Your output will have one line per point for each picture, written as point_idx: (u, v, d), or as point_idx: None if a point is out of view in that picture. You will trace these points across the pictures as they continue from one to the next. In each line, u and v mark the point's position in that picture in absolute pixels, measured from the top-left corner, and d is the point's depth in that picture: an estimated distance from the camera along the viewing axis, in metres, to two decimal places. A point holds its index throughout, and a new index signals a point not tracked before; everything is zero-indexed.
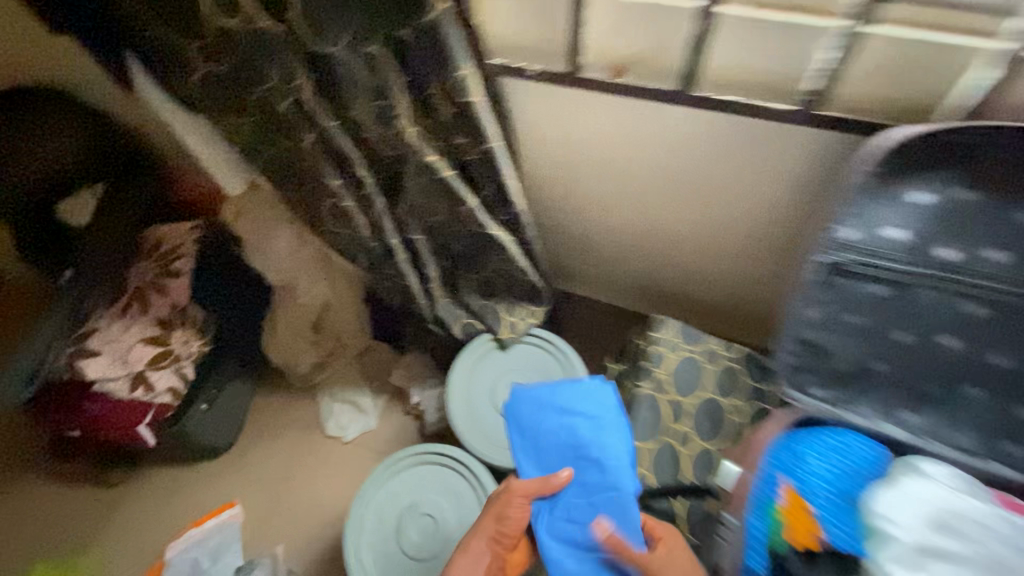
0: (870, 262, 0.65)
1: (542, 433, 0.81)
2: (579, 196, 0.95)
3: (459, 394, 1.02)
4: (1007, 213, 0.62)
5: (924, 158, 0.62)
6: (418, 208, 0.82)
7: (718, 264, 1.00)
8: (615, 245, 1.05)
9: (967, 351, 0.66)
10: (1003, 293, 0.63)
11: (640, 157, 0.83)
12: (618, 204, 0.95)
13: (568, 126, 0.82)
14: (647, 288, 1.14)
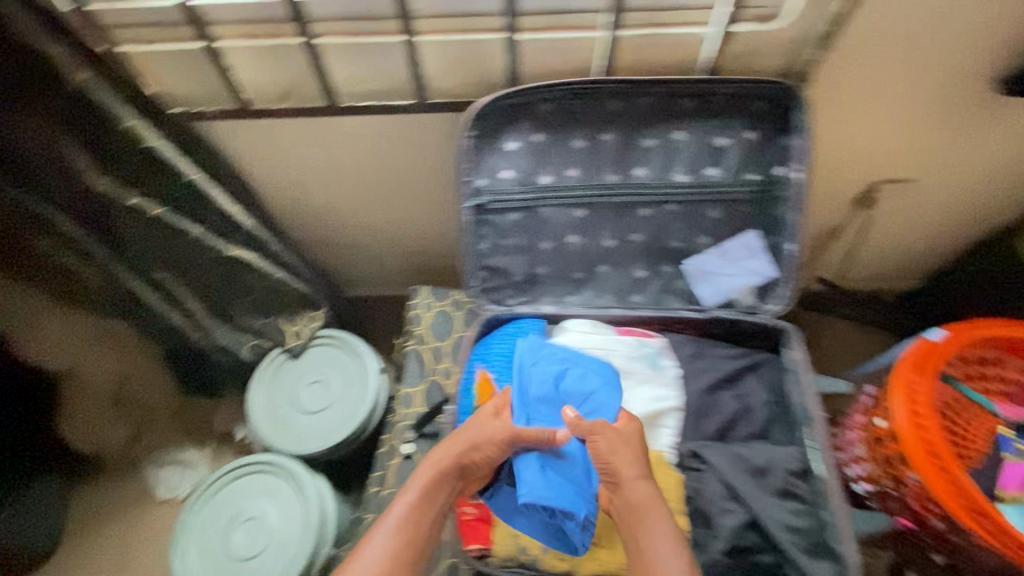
0: (500, 199, 0.90)
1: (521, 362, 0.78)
2: (314, 209, 1.10)
3: (262, 405, 1.11)
4: (568, 143, 0.88)
5: (506, 118, 0.87)
6: (148, 249, 0.91)
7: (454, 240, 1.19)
8: (363, 237, 1.18)
9: (584, 241, 0.94)
10: (588, 197, 0.91)
11: (323, 156, 0.98)
12: (341, 202, 1.09)
13: (269, 151, 0.98)
14: (414, 270, 1.29)
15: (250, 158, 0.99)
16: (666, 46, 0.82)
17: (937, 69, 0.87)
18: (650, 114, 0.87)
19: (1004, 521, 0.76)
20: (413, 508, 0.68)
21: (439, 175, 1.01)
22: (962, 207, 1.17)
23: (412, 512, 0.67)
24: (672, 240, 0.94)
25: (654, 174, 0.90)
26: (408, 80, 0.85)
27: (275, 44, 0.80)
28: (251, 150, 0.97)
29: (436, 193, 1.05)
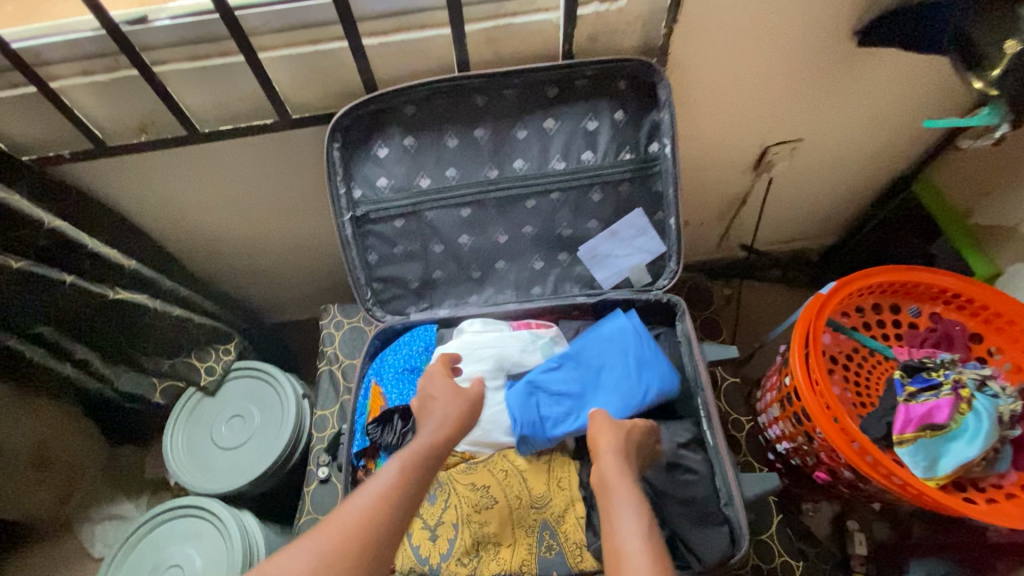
0: (378, 208, 0.89)
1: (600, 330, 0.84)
2: (208, 239, 1.08)
3: (180, 451, 1.08)
4: (440, 144, 0.87)
5: (372, 126, 0.85)
6: (21, 304, 0.88)
7: None
8: (265, 260, 1.15)
9: (474, 239, 0.93)
10: (469, 196, 0.90)
11: (200, 185, 0.96)
12: (234, 228, 1.06)
13: (144, 187, 0.94)
14: (330, 287, 1.26)
15: (124, 196, 0.96)
16: (519, 37, 0.81)
17: (792, 28, 0.88)
18: (519, 106, 0.86)
19: (891, 465, 0.77)
20: (405, 475, 0.59)
21: (324, 190, 1.00)
22: (856, 158, 1.19)
23: (384, 502, 0.55)
24: (563, 227, 0.93)
25: (532, 165, 0.89)
26: (265, 98, 0.82)
27: (112, 78, 0.77)
28: (122, 189, 0.94)
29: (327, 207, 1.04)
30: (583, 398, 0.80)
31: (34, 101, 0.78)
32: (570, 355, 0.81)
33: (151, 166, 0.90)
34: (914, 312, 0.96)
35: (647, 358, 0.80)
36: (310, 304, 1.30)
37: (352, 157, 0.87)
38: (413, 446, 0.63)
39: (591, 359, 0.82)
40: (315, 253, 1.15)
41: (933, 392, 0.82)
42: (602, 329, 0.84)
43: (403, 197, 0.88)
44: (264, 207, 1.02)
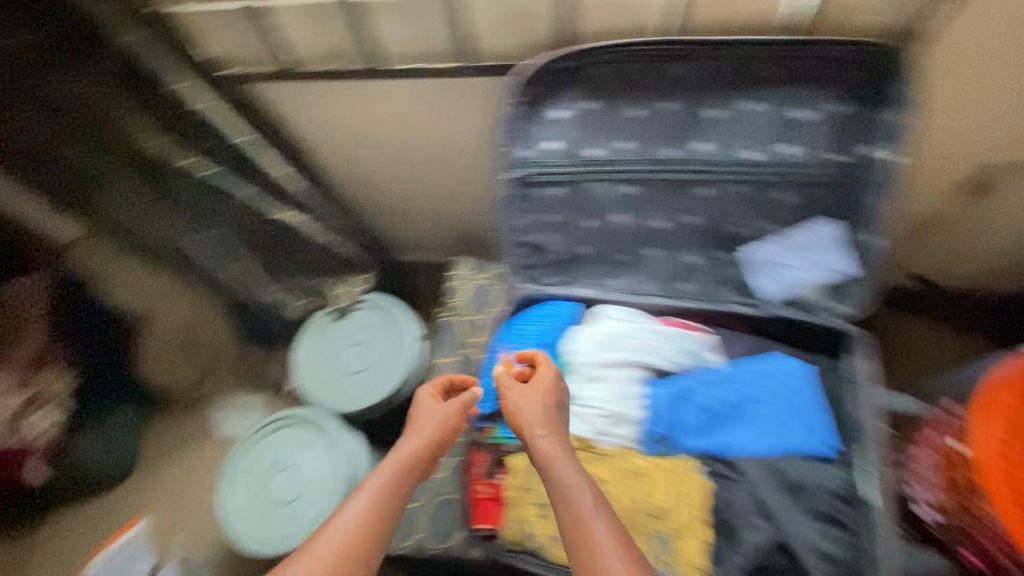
0: (541, 172, 0.85)
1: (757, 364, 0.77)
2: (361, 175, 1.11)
3: (304, 366, 1.16)
4: (619, 113, 0.81)
5: (553, 83, 0.80)
6: (200, 204, 0.97)
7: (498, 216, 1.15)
8: (405, 199, 1.17)
9: (631, 219, 0.87)
10: (639, 172, 0.83)
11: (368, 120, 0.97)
12: (388, 167, 1.08)
13: (318, 114, 0.98)
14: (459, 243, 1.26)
15: (300, 120, 1.00)
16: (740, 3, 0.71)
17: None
18: (719, 82, 0.77)
19: None
20: (376, 503, 0.69)
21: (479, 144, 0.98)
22: None
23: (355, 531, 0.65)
24: (733, 224, 0.84)
25: (717, 147, 0.80)
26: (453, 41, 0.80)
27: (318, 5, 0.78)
28: (302, 113, 0.98)
29: (480, 160, 1.01)
30: (720, 422, 0.75)
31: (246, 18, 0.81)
32: (720, 377, 0.76)
33: (330, 95, 0.93)
34: None
35: (806, 412, 0.73)
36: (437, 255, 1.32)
37: (526, 114, 0.83)
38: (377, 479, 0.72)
39: (742, 389, 0.75)
40: (455, 206, 1.15)
41: None
42: (764, 364, 0.77)
43: (570, 164, 0.84)
44: (420, 151, 1.02)
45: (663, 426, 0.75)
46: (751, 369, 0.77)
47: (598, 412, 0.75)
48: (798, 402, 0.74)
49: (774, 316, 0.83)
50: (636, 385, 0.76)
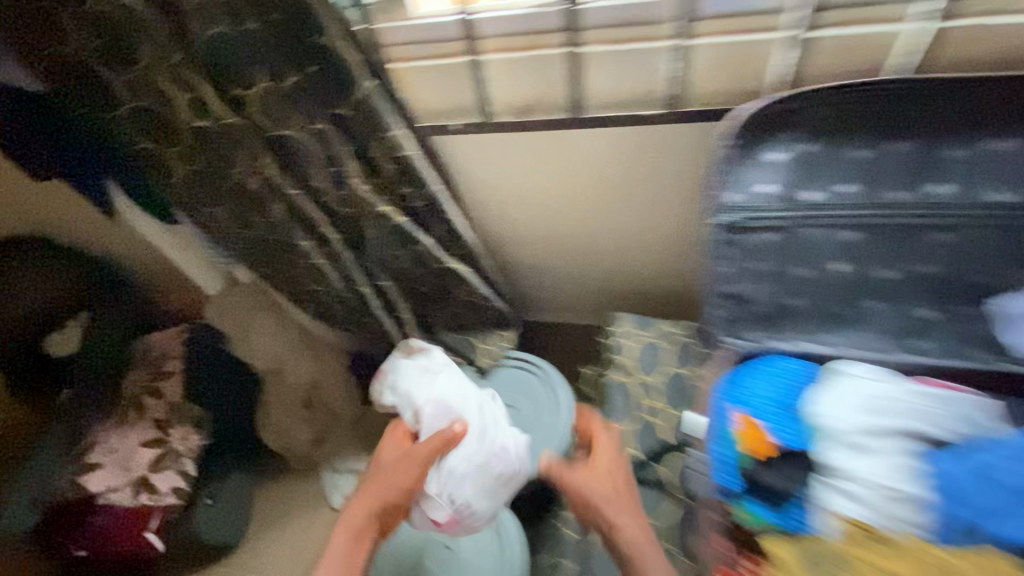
0: (759, 219, 0.79)
1: (1015, 455, 0.60)
2: (495, 204, 1.00)
3: None
4: (842, 152, 0.76)
5: (771, 127, 0.76)
6: (375, 243, 0.90)
7: (598, 277, 1.15)
8: (554, 275, 1.16)
9: (863, 270, 0.79)
10: (878, 226, 0.77)
11: (531, 248, 1.10)
12: (515, 213, 1.02)
13: (472, 197, 1.01)
14: (608, 301, 1.21)
15: (454, 158, 0.93)
16: (998, 37, 0.67)
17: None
18: (977, 123, 0.71)
19: None
20: None
21: (681, 198, 0.93)
22: None
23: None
24: (980, 277, 0.75)
25: (958, 191, 0.73)
26: (664, 91, 0.78)
27: (531, 55, 0.76)
28: (465, 151, 0.92)
29: (626, 202, 0.95)
30: (972, 505, 0.59)
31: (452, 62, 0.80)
32: (965, 456, 0.61)
33: (484, 142, 0.89)
34: None
35: None
36: (543, 295, 1.23)
37: (740, 160, 0.78)
38: (357, 502, 0.81)
39: (1009, 478, 0.59)
40: (565, 251, 1.09)
41: None
42: (1009, 441, 0.61)
43: (784, 209, 0.78)
44: (547, 202, 0.98)
45: (969, 513, 0.59)
46: (1011, 448, 0.60)
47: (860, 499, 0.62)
48: None
49: None
50: (889, 465, 0.63)
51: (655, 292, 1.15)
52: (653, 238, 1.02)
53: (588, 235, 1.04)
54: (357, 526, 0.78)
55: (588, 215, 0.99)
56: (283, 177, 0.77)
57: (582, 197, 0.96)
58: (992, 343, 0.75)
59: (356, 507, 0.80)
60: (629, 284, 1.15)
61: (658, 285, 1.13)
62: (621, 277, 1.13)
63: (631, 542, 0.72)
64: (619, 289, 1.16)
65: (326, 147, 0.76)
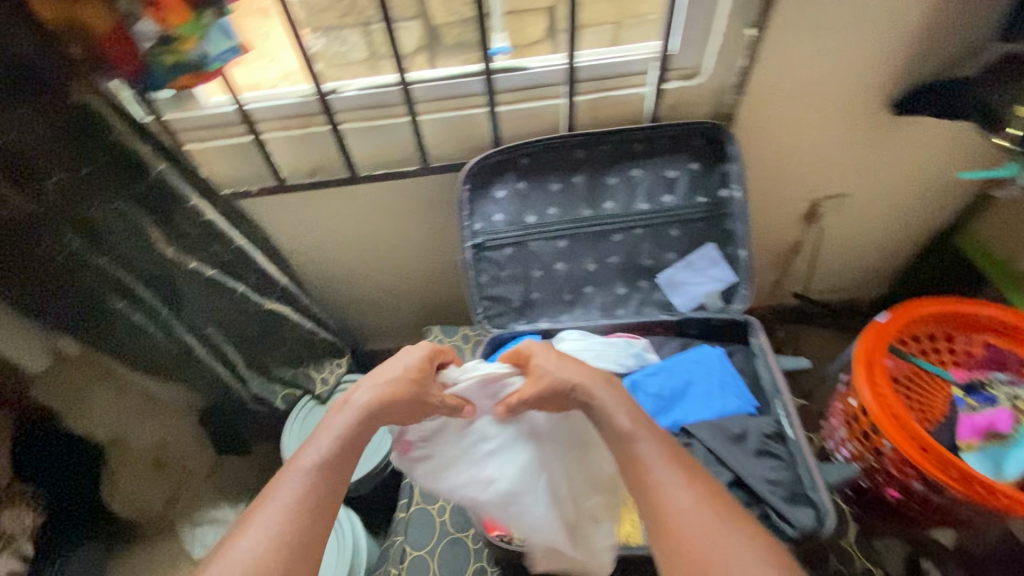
0: (497, 237, 1.07)
1: (654, 374, 0.94)
2: (299, 242, 1.22)
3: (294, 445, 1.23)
4: (545, 186, 1.07)
5: (493, 172, 1.06)
6: (192, 293, 1.02)
7: (396, 297, 1.38)
8: (358, 301, 1.38)
9: (575, 266, 1.10)
10: (578, 234, 1.09)
11: (354, 286, 1.34)
12: (319, 249, 1.24)
13: (285, 242, 1.21)
14: (409, 318, 1.44)
15: (261, 209, 1.14)
16: (617, 105, 1.03)
17: (854, 100, 1.05)
18: (620, 159, 1.06)
19: (974, 477, 0.84)
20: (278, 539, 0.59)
21: (453, 236, 1.22)
22: (894, 218, 1.36)
23: (303, 508, 0.62)
24: (646, 260, 1.09)
25: (620, 205, 1.07)
26: (413, 150, 1.05)
27: (306, 131, 1.02)
28: (268, 203, 1.13)
29: (399, 233, 1.22)
30: None
31: (244, 138, 1.01)
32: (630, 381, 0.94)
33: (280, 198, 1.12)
34: (966, 341, 1.04)
35: (681, 390, 0.92)
36: (355, 319, 1.43)
37: (476, 197, 1.07)
38: (342, 418, 0.70)
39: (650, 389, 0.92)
40: (362, 278, 1.32)
41: (992, 404, 0.91)
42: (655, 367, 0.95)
43: (513, 229, 1.07)
44: (338, 238, 1.22)
45: None
46: (653, 369, 0.95)
47: None
48: (684, 381, 0.93)
49: (689, 321, 1.07)
50: None
51: (442, 305, 1.41)
52: (427, 259, 1.29)
53: (376, 261, 1.28)
54: (341, 437, 0.68)
55: (372, 245, 1.24)
56: (91, 247, 0.85)
57: (364, 231, 1.21)
58: (661, 304, 1.10)
59: (343, 423, 0.69)
60: (418, 301, 1.40)
61: (442, 299, 1.39)
62: (413, 296, 1.38)
63: (665, 475, 0.64)
64: (413, 306, 1.41)
65: (131, 217, 0.89)
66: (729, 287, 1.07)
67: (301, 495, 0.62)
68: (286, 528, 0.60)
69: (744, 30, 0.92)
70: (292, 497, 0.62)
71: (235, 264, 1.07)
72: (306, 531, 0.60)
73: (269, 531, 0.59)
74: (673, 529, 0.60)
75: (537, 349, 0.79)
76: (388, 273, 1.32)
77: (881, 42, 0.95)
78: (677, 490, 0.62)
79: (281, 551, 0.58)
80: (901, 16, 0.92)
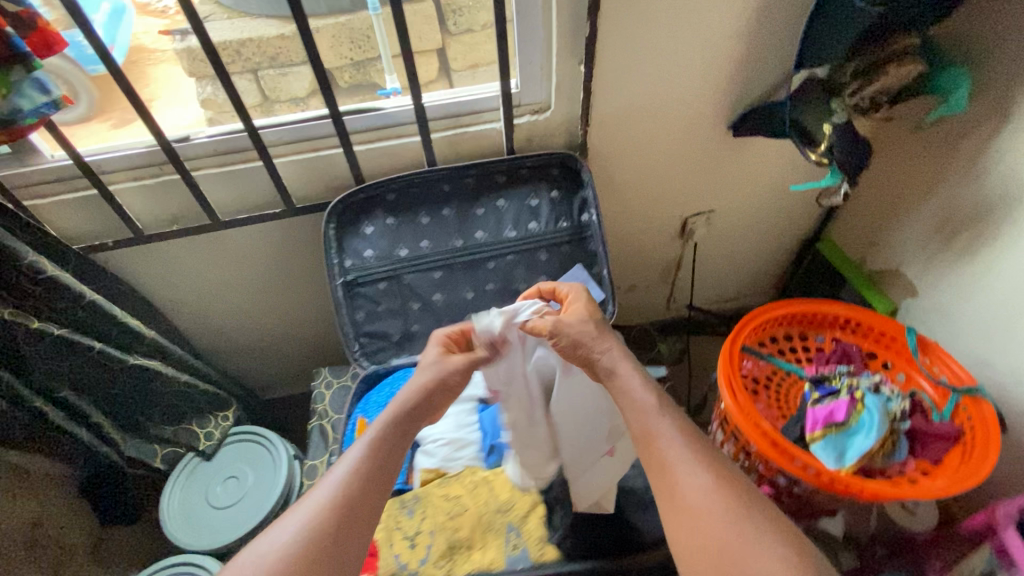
0: (368, 273, 1.07)
1: None
2: (173, 292, 1.19)
3: (175, 507, 1.16)
4: (415, 220, 1.09)
5: (361, 210, 1.08)
6: (39, 353, 0.96)
7: (288, 340, 1.36)
8: (248, 347, 1.35)
9: (452, 296, 1.11)
10: (452, 265, 1.10)
11: (242, 331, 1.31)
12: (196, 299, 1.22)
13: (155, 293, 1.18)
14: (304, 359, 1.43)
15: (123, 262, 1.10)
16: (476, 139, 1.08)
17: (695, 123, 1.15)
18: (486, 190, 1.10)
19: (818, 467, 0.89)
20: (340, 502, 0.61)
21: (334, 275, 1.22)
22: (760, 229, 1.47)
23: (353, 488, 0.62)
24: (520, 286, 1.12)
25: (490, 234, 1.10)
26: (276, 192, 1.06)
27: (159, 180, 1.01)
28: (131, 257, 1.10)
29: (279, 275, 1.21)
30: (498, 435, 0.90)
31: (93, 192, 0.99)
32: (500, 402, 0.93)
33: (143, 251, 1.09)
34: (820, 339, 1.13)
35: None
36: (246, 366, 1.40)
37: (344, 235, 1.08)
38: (377, 423, 0.69)
39: None
40: (247, 324, 1.30)
41: (834, 396, 0.97)
42: None
43: (385, 264, 1.08)
44: (215, 285, 1.20)
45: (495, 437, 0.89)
46: None
47: (434, 454, 0.88)
48: None
49: None
50: (451, 423, 0.90)
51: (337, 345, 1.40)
52: (315, 299, 1.29)
53: (260, 305, 1.27)
54: (378, 441, 0.67)
55: (252, 290, 1.23)
56: None
57: (242, 276, 1.20)
58: None
59: (379, 428, 0.68)
60: (312, 342, 1.39)
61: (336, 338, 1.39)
62: (305, 337, 1.37)
63: (679, 452, 0.65)
64: (307, 347, 1.40)
65: None
66: (599, 305, 1.11)
67: (358, 470, 0.63)
68: (329, 531, 0.58)
69: (577, 67, 1.00)
70: (335, 501, 0.60)
71: (92, 321, 1.01)
72: (347, 536, 0.59)
73: (308, 537, 0.57)
74: (691, 510, 0.61)
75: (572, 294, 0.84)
76: (275, 316, 1.30)
77: (704, 75, 1.06)
78: (694, 468, 0.63)
79: (315, 551, 0.56)
80: (717, 50, 1.02)
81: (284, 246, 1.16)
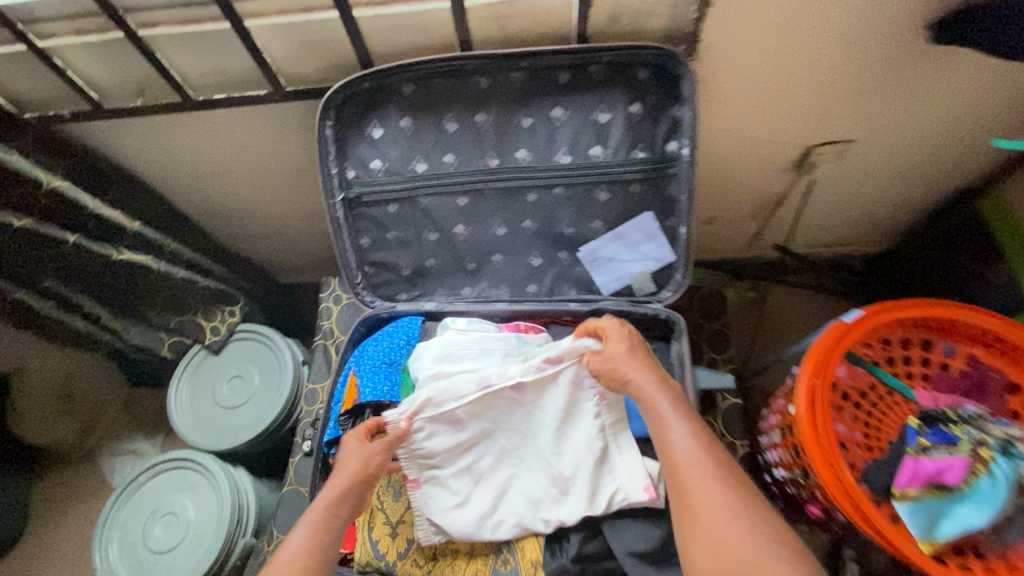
0: (376, 190, 0.84)
1: None
2: (158, 172, 1.01)
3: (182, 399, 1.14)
4: (439, 126, 0.81)
5: (367, 104, 0.80)
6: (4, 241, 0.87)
7: (296, 229, 1.21)
8: (254, 232, 1.21)
9: (480, 229, 0.88)
10: (483, 189, 0.84)
11: (245, 217, 1.16)
12: (187, 182, 1.04)
13: (142, 172, 1.01)
14: (317, 249, 1.28)
15: (93, 137, 0.91)
16: (534, 13, 0.73)
17: (873, 12, 0.74)
18: (539, 91, 0.78)
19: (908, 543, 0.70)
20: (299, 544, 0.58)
21: None
22: (906, 169, 1.08)
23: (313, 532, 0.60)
24: (568, 226, 0.86)
25: (537, 156, 0.82)
26: (258, 68, 0.79)
27: (105, 39, 0.75)
28: (101, 131, 0.91)
29: (276, 165, 1.00)
30: None
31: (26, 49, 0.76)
32: None
33: (113, 126, 0.89)
34: (949, 351, 0.85)
35: None
36: (254, 250, 1.27)
37: (347, 135, 0.83)
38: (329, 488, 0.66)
39: None
40: (249, 211, 1.13)
41: (949, 448, 0.74)
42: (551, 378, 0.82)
43: (396, 181, 0.84)
44: (206, 169, 1.01)
45: None
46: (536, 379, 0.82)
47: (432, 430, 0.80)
48: None
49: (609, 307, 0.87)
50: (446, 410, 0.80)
51: None
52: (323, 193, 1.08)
53: (260, 194, 1.08)
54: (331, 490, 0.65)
55: (248, 178, 1.04)
56: None
57: (236, 163, 1.00)
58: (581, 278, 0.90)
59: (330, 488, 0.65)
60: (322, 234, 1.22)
61: None
62: (312, 228, 1.20)
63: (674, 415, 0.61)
64: (317, 239, 1.24)
65: None
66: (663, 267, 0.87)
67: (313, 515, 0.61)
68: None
69: None
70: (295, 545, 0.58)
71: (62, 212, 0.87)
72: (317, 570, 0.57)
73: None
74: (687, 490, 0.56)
75: (613, 331, 0.74)
76: (279, 206, 1.12)
77: None
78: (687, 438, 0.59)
79: None
80: None
81: (280, 134, 0.92)
